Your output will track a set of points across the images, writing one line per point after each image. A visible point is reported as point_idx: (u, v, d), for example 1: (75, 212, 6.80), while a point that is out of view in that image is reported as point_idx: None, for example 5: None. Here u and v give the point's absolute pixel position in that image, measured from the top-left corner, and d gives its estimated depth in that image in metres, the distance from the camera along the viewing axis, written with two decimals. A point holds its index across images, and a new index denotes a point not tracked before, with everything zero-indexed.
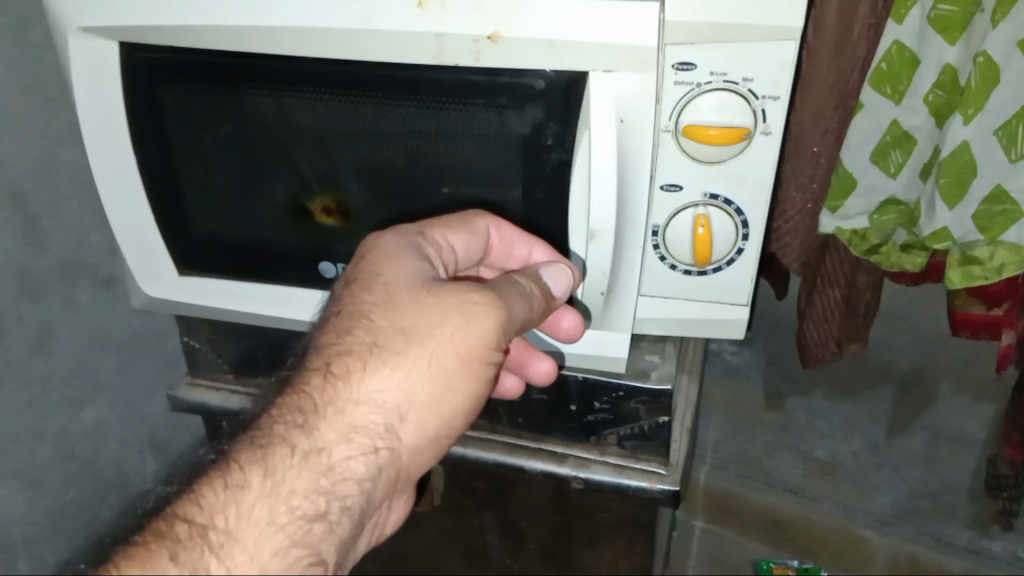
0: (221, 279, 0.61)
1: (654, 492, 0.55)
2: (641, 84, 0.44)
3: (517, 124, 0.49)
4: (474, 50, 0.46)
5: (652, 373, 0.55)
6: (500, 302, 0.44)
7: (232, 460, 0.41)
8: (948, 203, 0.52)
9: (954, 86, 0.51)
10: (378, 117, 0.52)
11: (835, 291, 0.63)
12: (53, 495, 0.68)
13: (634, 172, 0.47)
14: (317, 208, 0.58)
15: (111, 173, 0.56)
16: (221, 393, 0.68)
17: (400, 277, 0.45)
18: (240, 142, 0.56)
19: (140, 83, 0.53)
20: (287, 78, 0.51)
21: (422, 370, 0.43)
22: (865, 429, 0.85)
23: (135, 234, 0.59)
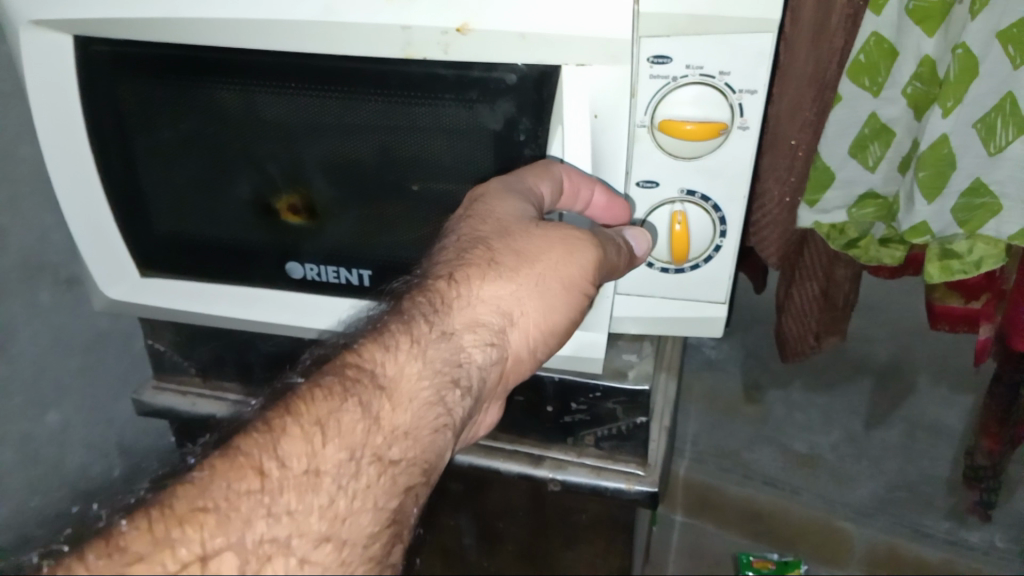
0: (186, 280, 0.60)
1: (632, 494, 0.54)
2: (615, 78, 0.43)
3: (488, 119, 0.47)
4: (443, 42, 0.44)
5: (630, 372, 0.55)
6: (599, 241, 0.45)
7: (378, 329, 0.41)
8: (927, 197, 0.52)
9: (932, 78, 0.51)
10: (348, 112, 0.50)
11: (813, 286, 0.63)
12: (18, 498, 0.65)
13: (608, 167, 0.47)
14: (283, 207, 0.56)
15: (67, 170, 0.54)
16: (188, 397, 0.66)
17: (512, 208, 0.44)
18: (204, 136, 0.54)
19: (98, 74, 0.51)
20: (257, 69, 0.49)
21: (533, 287, 0.44)
22: (844, 421, 0.85)
23: (94, 234, 0.57)
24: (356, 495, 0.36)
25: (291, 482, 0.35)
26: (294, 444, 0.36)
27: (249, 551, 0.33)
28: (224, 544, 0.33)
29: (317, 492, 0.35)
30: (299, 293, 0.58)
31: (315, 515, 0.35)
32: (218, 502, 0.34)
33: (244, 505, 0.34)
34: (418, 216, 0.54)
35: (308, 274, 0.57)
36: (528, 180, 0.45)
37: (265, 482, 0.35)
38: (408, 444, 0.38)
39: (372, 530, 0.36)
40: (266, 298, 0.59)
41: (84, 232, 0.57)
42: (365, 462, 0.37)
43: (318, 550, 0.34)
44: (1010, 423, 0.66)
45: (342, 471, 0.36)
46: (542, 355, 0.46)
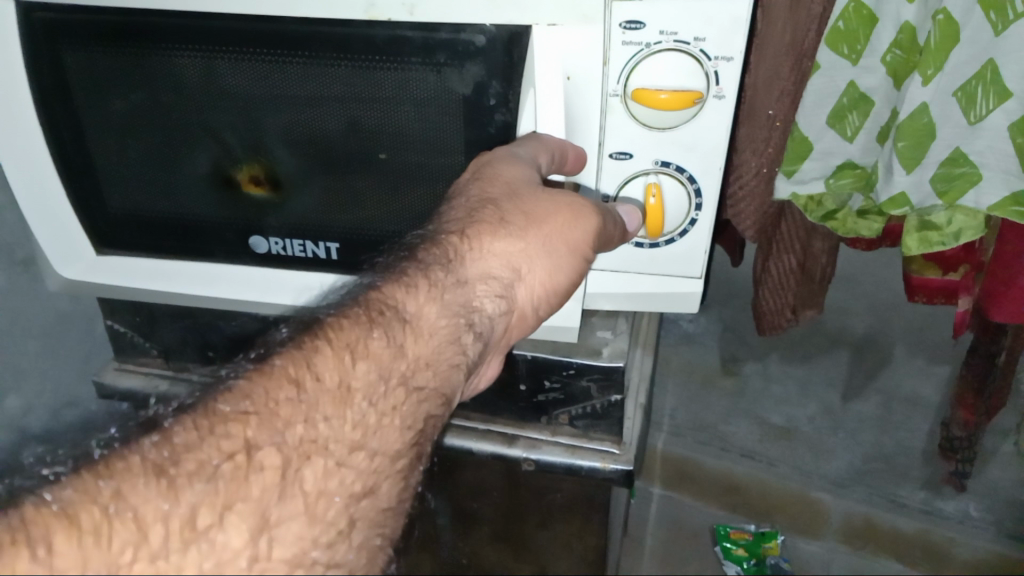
0: (141, 258, 0.58)
1: (606, 473, 0.53)
2: (590, 39, 0.42)
3: (458, 85, 0.45)
4: (408, 3, 0.43)
5: (604, 350, 0.53)
6: (601, 213, 0.44)
7: (399, 271, 0.40)
8: (906, 166, 0.51)
9: (911, 45, 0.49)
10: (309, 81, 0.48)
11: (790, 258, 0.62)
12: None
13: (582, 133, 0.46)
14: (244, 177, 0.54)
15: (16, 130, 0.52)
16: (149, 377, 0.64)
17: (520, 172, 0.42)
18: (157, 107, 0.52)
19: (40, 43, 0.49)
20: (217, 32, 0.48)
21: (541, 247, 0.43)
22: (821, 393, 0.84)
23: (37, 206, 0.55)
24: (384, 413, 0.36)
25: (327, 396, 0.35)
26: (327, 362, 0.36)
27: (291, 449, 0.33)
28: (269, 442, 0.33)
29: (351, 406, 0.35)
30: (263, 268, 0.57)
31: (349, 425, 0.35)
32: (260, 408, 0.34)
33: (284, 409, 0.34)
34: (388, 188, 0.52)
35: (273, 248, 0.56)
36: (533, 150, 0.43)
37: (302, 393, 0.35)
38: (429, 375, 0.38)
39: (400, 447, 0.36)
40: (231, 275, 0.57)
41: (32, 206, 0.55)
42: (393, 385, 0.36)
43: (352, 457, 0.34)
44: (985, 394, 0.65)
45: (373, 390, 0.36)
46: (543, 314, 0.46)
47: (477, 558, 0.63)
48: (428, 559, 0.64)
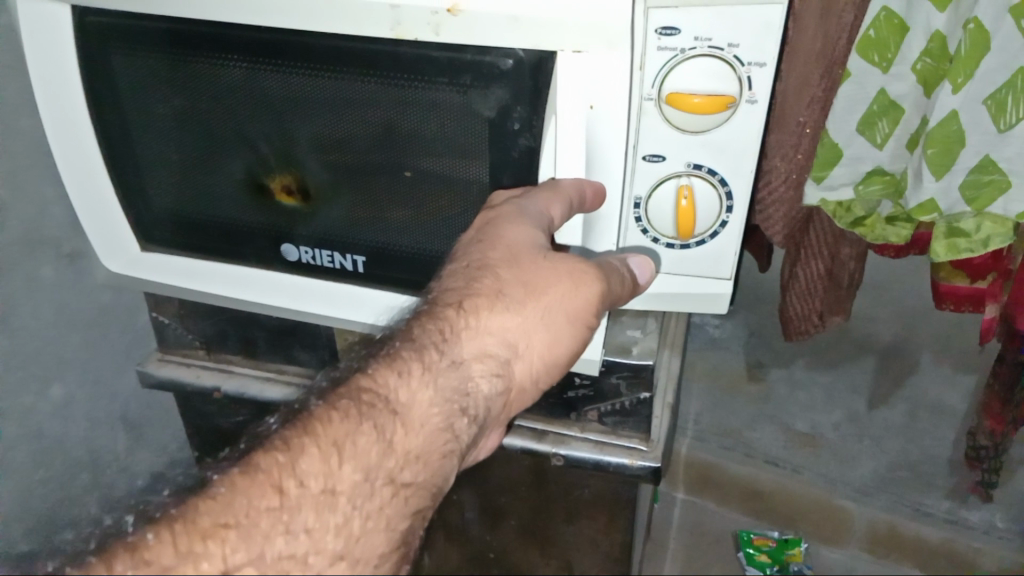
0: (176, 255, 0.60)
1: (635, 469, 0.53)
2: (613, 64, 0.43)
3: (482, 106, 0.47)
4: (433, 23, 0.44)
5: (633, 348, 0.56)
6: (604, 274, 0.46)
7: (393, 352, 0.42)
8: (935, 173, 0.51)
9: (942, 53, 0.50)
10: (340, 97, 0.50)
11: (818, 264, 0.63)
12: (19, 474, 0.66)
13: (605, 156, 0.46)
14: (277, 187, 0.56)
15: (68, 128, 0.54)
16: (190, 368, 0.65)
17: (524, 235, 0.45)
18: (196, 114, 0.54)
19: (94, 47, 0.52)
20: (253, 46, 0.49)
21: (538, 321, 0.45)
22: (846, 400, 0.84)
23: (86, 200, 0.57)
24: (369, 514, 0.37)
25: (309, 501, 0.37)
26: (312, 464, 0.37)
27: (267, 565, 0.35)
28: (245, 559, 0.35)
29: (333, 511, 0.37)
30: (292, 274, 0.59)
31: (331, 532, 0.36)
32: (241, 518, 0.36)
33: (264, 521, 0.36)
34: (413, 203, 0.53)
35: (302, 257, 0.58)
36: (544, 204, 0.45)
37: (284, 500, 0.37)
38: (419, 468, 0.40)
39: (383, 550, 0.38)
40: (263, 277, 0.59)
41: (83, 206, 0.58)
42: (379, 483, 0.38)
43: (333, 566, 0.36)
44: (1012, 403, 0.66)
45: (357, 491, 0.37)
46: (544, 384, 0.47)
47: (505, 553, 0.65)
48: (458, 552, 0.66)
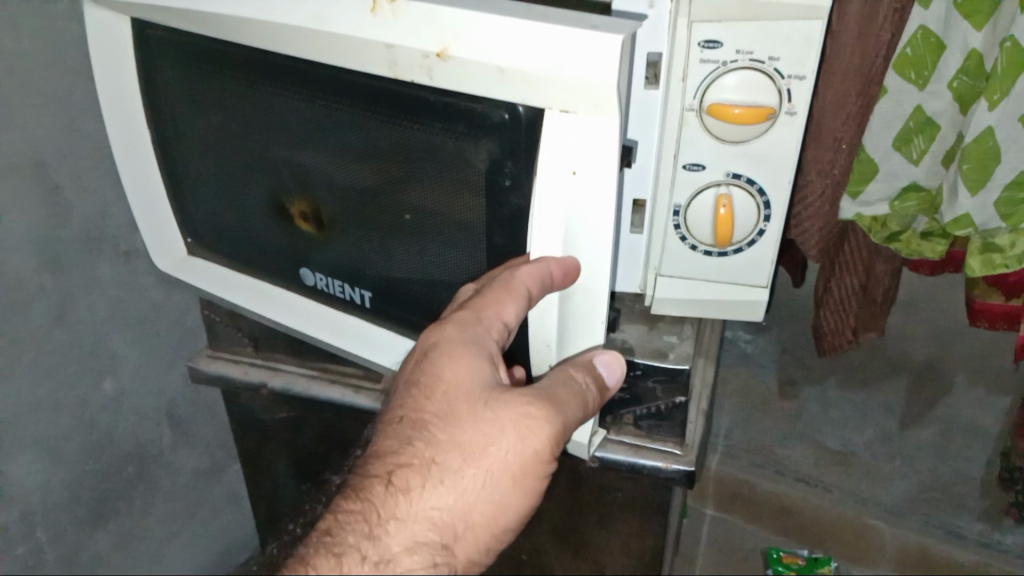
0: (215, 266, 0.64)
1: (669, 472, 0.55)
2: (597, 132, 0.40)
3: (474, 157, 0.45)
4: (426, 65, 0.42)
5: (670, 353, 0.54)
6: (556, 411, 0.43)
7: (309, 564, 0.40)
8: (971, 189, 0.52)
9: (978, 72, 0.52)
10: (345, 134, 0.50)
11: (852, 279, 0.63)
12: (70, 465, 0.69)
13: (590, 231, 0.44)
14: (296, 213, 0.57)
15: (124, 134, 0.58)
16: (240, 366, 0.69)
17: (467, 373, 0.43)
18: (228, 133, 0.56)
19: (150, 56, 0.55)
20: (274, 73, 0.50)
21: (481, 486, 0.42)
22: (879, 419, 0.85)
23: (141, 201, 0.61)
24: None
25: None
26: None
27: None
28: None
29: None
30: (308, 299, 0.61)
31: None
32: None
33: None
34: (415, 246, 0.53)
35: (315, 283, 0.59)
36: (500, 309, 0.44)
37: None
38: None
39: None
40: (285, 301, 0.61)
41: (135, 195, 0.61)
42: None
43: None
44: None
45: None
46: (495, 549, 0.44)
47: (536, 554, 0.66)
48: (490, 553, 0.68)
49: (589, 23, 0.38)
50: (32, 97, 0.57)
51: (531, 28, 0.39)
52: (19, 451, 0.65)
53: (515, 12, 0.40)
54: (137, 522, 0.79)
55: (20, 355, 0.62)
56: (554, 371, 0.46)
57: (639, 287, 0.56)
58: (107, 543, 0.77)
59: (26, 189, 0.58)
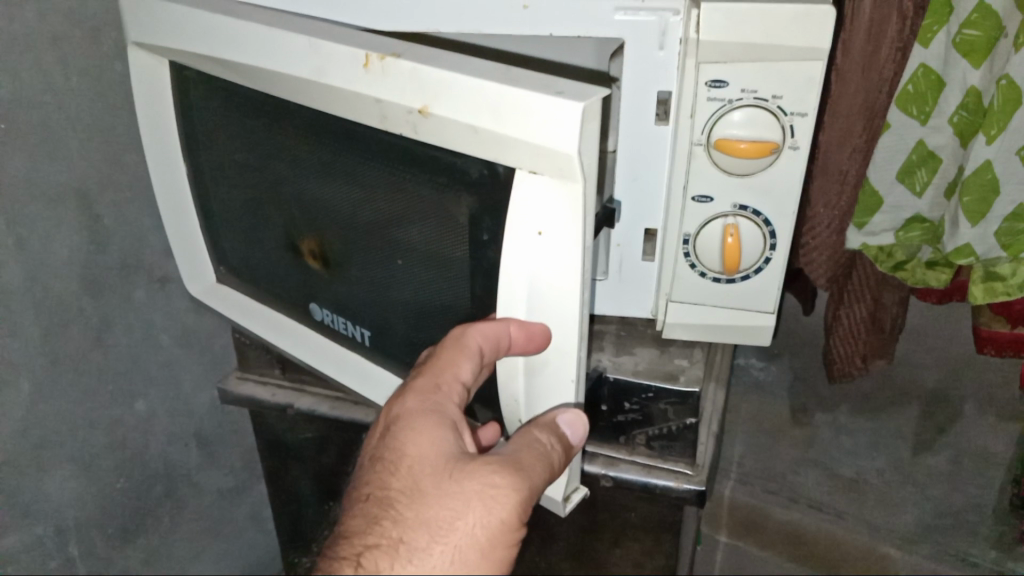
0: (238, 294, 0.66)
1: (680, 492, 0.56)
2: (565, 196, 0.39)
3: (457, 210, 0.46)
4: (411, 121, 0.42)
5: (681, 376, 0.57)
6: (522, 479, 0.41)
7: None
8: (971, 220, 0.54)
9: (977, 108, 0.54)
10: (345, 176, 0.52)
11: (861, 308, 0.65)
12: (104, 482, 0.72)
13: (560, 295, 0.42)
14: (306, 250, 0.59)
15: (162, 166, 0.61)
16: (268, 387, 0.71)
17: (428, 443, 0.42)
18: (249, 170, 0.58)
19: (187, 90, 0.58)
20: (287, 115, 0.52)
21: (450, 564, 0.39)
22: (891, 446, 0.85)
23: (177, 228, 0.64)
24: None
25: None
26: None
27: None
28: None
29: None
30: (316, 334, 0.62)
31: None
32: None
33: None
34: (407, 292, 0.53)
35: (323, 319, 0.61)
36: (456, 372, 0.44)
37: None
38: None
39: None
40: (297, 334, 0.63)
41: (173, 226, 0.64)
42: None
43: None
44: None
45: None
46: None
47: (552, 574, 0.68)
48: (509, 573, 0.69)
49: (556, 89, 0.36)
50: (80, 132, 0.61)
51: (500, 93, 0.37)
52: (55, 466, 0.67)
53: (489, 73, 0.38)
54: (164, 539, 0.81)
55: (60, 375, 0.65)
56: (517, 436, 0.45)
57: (650, 313, 0.57)
58: (136, 559, 0.79)
59: (71, 217, 0.62)
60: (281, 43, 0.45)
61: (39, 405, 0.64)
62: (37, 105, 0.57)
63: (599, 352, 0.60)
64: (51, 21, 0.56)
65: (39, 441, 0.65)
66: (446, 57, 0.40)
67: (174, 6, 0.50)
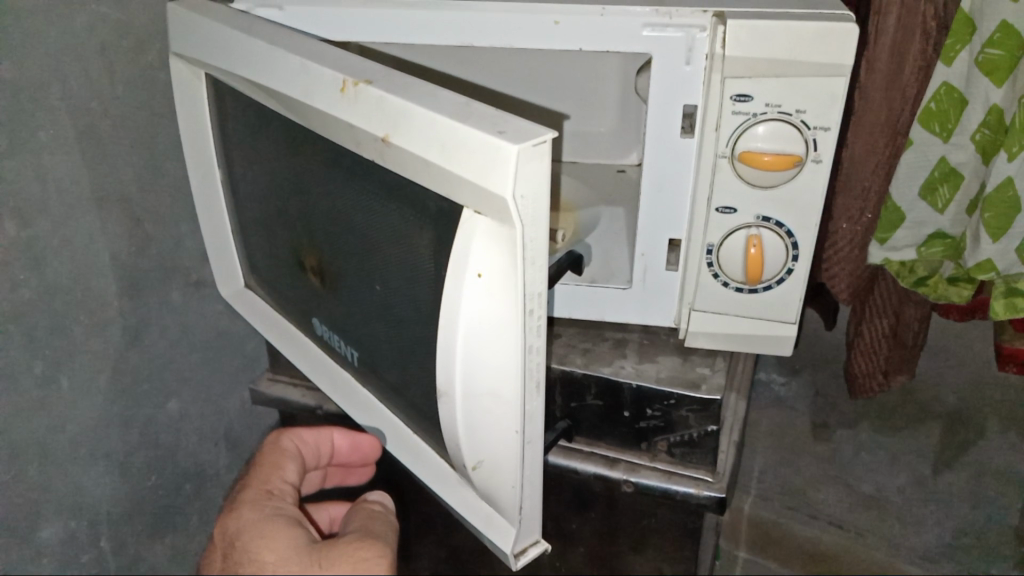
0: (260, 301, 0.66)
1: (701, 498, 0.57)
2: (505, 242, 0.35)
3: (422, 247, 0.42)
4: (380, 148, 0.39)
5: (703, 383, 0.56)
6: (383, 542, 0.42)
7: None
8: (993, 235, 0.55)
9: (999, 126, 0.55)
10: (332, 187, 0.49)
11: (883, 323, 0.66)
12: (137, 479, 0.74)
13: (497, 346, 0.38)
14: (308, 265, 0.57)
15: (199, 176, 0.63)
16: (298, 388, 0.73)
17: (284, 542, 0.41)
18: (264, 183, 0.58)
19: (219, 99, 0.59)
20: (288, 127, 0.51)
21: None
22: (912, 463, 0.83)
23: (214, 235, 0.66)
24: None
25: None
26: None
27: None
28: None
29: None
30: (317, 348, 0.59)
31: None
32: None
33: None
34: (381, 323, 0.49)
35: (323, 334, 0.58)
36: (282, 473, 0.47)
37: None
38: None
39: None
40: (297, 347, 0.61)
41: (208, 233, 0.66)
42: None
43: None
44: None
45: None
46: None
47: None
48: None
49: (498, 128, 0.33)
50: (124, 139, 0.63)
51: (446, 130, 0.34)
52: (91, 462, 0.69)
53: (443, 106, 0.35)
54: (192, 538, 0.83)
55: (99, 373, 0.67)
56: (354, 514, 0.46)
57: (673, 322, 0.58)
58: (165, 557, 0.80)
59: (114, 221, 0.65)
60: (275, 60, 0.43)
61: (78, 402, 0.66)
62: (85, 111, 0.60)
63: (622, 359, 0.59)
64: (99, 33, 0.59)
65: (76, 437, 0.67)
66: (418, 86, 0.37)
67: (205, 22, 0.50)
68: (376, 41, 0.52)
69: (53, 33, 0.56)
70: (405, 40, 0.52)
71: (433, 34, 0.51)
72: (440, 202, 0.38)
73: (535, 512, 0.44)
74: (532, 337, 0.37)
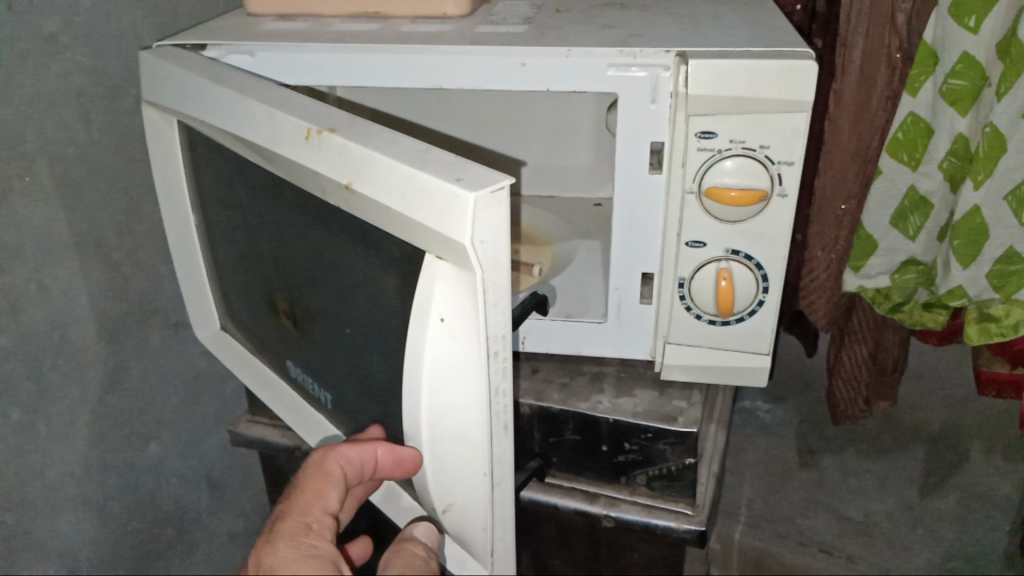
0: (235, 343, 0.66)
1: (682, 532, 0.57)
2: (466, 286, 0.35)
3: (389, 290, 0.42)
4: (345, 195, 0.39)
5: (679, 416, 0.56)
6: None
7: None
8: (963, 263, 0.56)
9: (965, 154, 0.55)
10: (302, 231, 0.49)
11: (862, 349, 0.67)
12: (116, 523, 0.73)
13: (463, 388, 0.38)
14: (281, 308, 0.57)
15: (173, 219, 0.63)
16: (277, 428, 0.73)
17: None
18: (236, 226, 0.58)
19: (193, 144, 0.59)
20: (258, 172, 0.51)
21: None
22: (899, 486, 0.82)
23: (189, 278, 0.66)
24: None
25: None
26: None
27: None
28: None
29: None
30: (293, 390, 0.59)
31: None
32: None
33: None
34: (353, 365, 0.50)
35: (298, 376, 0.58)
36: (325, 499, 0.42)
37: None
38: None
39: None
40: (271, 389, 0.61)
41: (185, 276, 0.66)
42: None
43: None
44: None
45: None
46: None
47: None
48: None
49: (457, 174, 0.33)
50: (99, 185, 0.64)
51: (406, 178, 0.34)
52: (71, 509, 0.68)
53: (404, 154, 0.35)
54: None
55: (77, 417, 0.67)
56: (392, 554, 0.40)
57: (648, 355, 0.58)
58: None
59: (91, 265, 0.65)
60: (243, 107, 0.44)
61: (56, 448, 0.66)
62: (60, 159, 0.60)
63: (598, 394, 0.59)
64: (73, 82, 0.60)
65: (54, 483, 0.66)
66: (380, 134, 0.37)
67: (176, 71, 0.51)
68: (343, 85, 0.53)
69: (27, 82, 0.56)
70: (375, 82, 0.52)
71: (401, 76, 0.51)
72: (404, 247, 0.39)
73: (509, 554, 0.44)
74: (498, 379, 0.37)
